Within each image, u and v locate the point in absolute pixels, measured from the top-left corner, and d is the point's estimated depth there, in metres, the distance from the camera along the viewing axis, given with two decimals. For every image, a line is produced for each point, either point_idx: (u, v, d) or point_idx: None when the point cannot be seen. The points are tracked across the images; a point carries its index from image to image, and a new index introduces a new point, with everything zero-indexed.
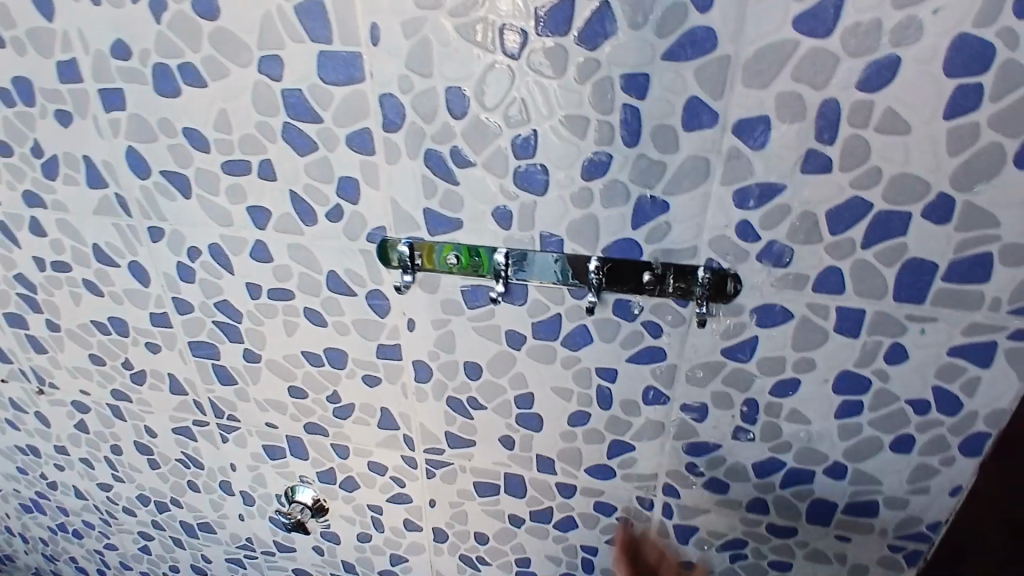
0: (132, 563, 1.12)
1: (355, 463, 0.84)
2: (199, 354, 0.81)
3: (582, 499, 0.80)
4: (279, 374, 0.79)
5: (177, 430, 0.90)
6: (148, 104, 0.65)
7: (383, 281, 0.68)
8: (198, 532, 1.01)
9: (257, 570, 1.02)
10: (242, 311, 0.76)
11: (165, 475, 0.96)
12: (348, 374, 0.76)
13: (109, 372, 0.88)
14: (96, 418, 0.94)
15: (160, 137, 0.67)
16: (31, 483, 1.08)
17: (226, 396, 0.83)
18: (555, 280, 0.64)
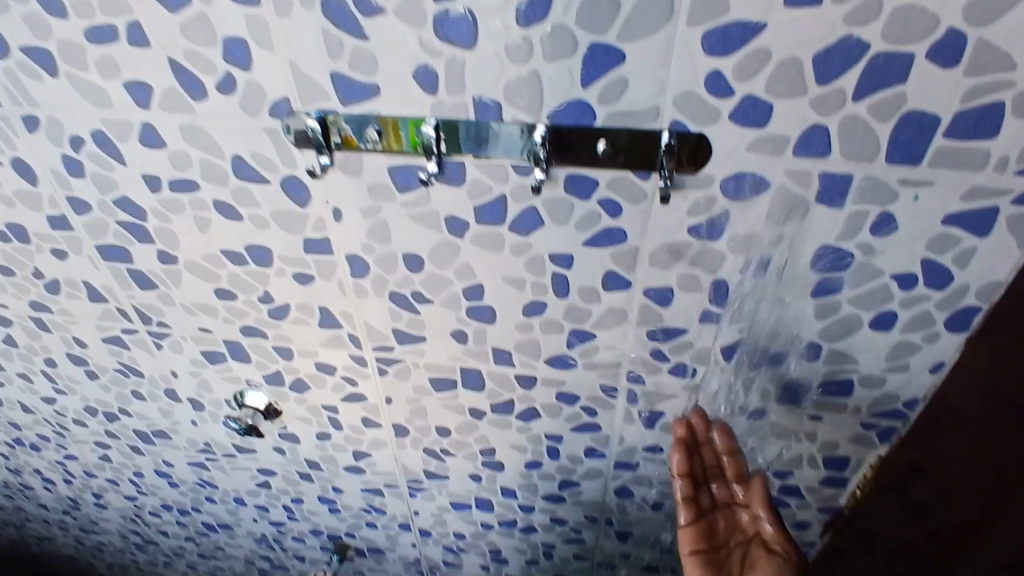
0: (95, 471, 1.10)
1: (302, 365, 0.79)
2: (111, 258, 0.72)
3: (543, 390, 0.76)
4: (202, 275, 0.71)
5: (108, 340, 0.83)
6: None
7: (299, 166, 0.59)
8: (154, 438, 0.98)
9: (222, 471, 1.01)
10: (146, 208, 0.66)
11: (106, 386, 0.90)
12: (278, 273, 0.68)
13: (20, 283, 0.79)
14: (20, 332, 0.86)
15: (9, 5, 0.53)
16: None
17: (151, 302, 0.76)
18: (496, 156, 0.55)
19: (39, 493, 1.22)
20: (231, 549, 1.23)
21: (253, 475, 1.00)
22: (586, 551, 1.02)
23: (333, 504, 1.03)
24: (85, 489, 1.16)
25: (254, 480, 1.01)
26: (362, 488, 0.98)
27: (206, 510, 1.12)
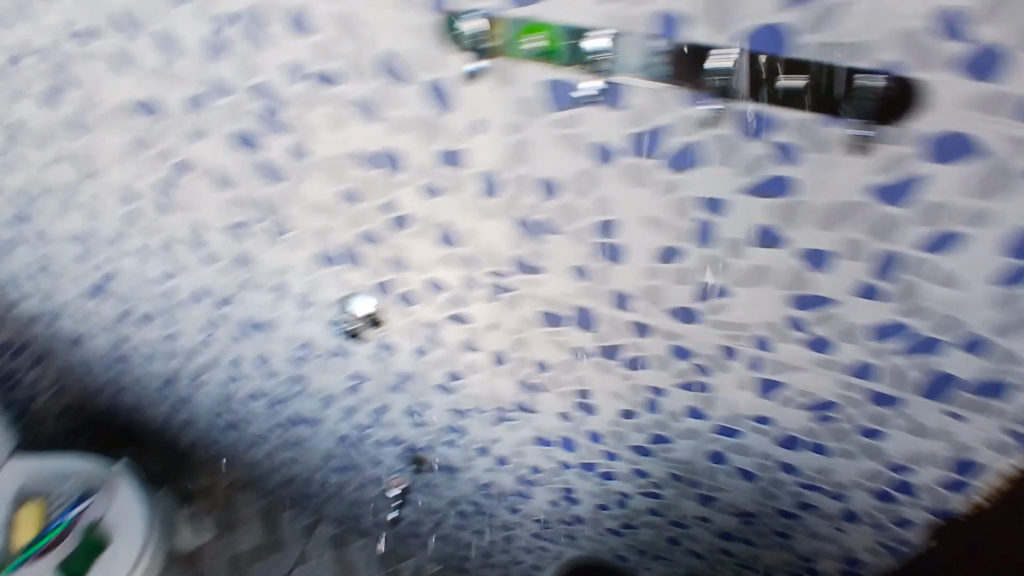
0: (198, 353, 1.15)
1: (413, 279, 0.78)
2: (243, 147, 0.72)
3: (657, 341, 0.72)
4: (330, 174, 0.69)
5: (229, 227, 0.84)
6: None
7: (451, 69, 0.55)
8: (256, 331, 1.00)
9: (316, 371, 1.03)
10: (285, 98, 0.64)
11: (220, 273, 0.92)
12: (406, 181, 0.66)
13: (152, 161, 0.80)
14: (146, 210, 0.88)
15: None
16: (92, 272, 1.07)
17: (276, 196, 0.75)
18: (670, 79, 0.49)
19: (143, 365, 1.30)
20: (311, 444, 1.29)
21: (345, 378, 1.02)
22: (660, 506, 1.00)
23: (416, 419, 1.04)
24: (185, 367, 1.22)
25: (345, 384, 1.03)
26: (448, 408, 0.98)
27: (295, 404, 1.16)
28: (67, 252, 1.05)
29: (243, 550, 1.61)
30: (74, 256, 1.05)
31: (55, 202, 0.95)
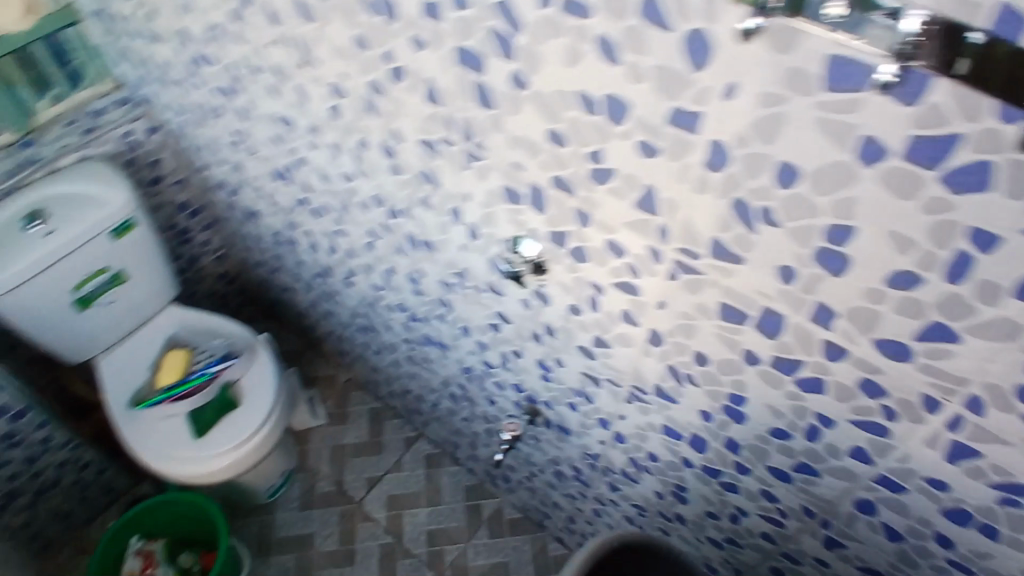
0: (358, 254, 1.20)
1: (593, 237, 0.73)
2: (465, 64, 0.67)
3: (847, 368, 0.65)
4: (544, 112, 0.64)
5: (424, 142, 0.82)
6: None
7: (720, 21, 0.49)
8: (420, 248, 1.01)
9: (463, 299, 1.04)
10: (525, 20, 0.58)
11: (401, 185, 0.93)
12: (624, 135, 0.60)
13: (370, 60, 0.78)
14: (348, 108, 0.88)
15: None
16: (285, 154, 1.11)
17: (481, 121, 0.72)
18: (983, 83, 0.42)
19: (304, 252, 1.38)
20: (436, 366, 1.32)
21: (489, 315, 1.02)
22: (777, 535, 0.94)
23: (547, 374, 1.02)
24: (342, 264, 1.28)
25: (488, 319, 1.03)
26: (582, 372, 0.95)
27: (432, 326, 1.19)
28: (268, 131, 1.10)
29: (347, 442, 1.72)
30: (271, 137, 1.10)
31: (267, 82, 0.98)
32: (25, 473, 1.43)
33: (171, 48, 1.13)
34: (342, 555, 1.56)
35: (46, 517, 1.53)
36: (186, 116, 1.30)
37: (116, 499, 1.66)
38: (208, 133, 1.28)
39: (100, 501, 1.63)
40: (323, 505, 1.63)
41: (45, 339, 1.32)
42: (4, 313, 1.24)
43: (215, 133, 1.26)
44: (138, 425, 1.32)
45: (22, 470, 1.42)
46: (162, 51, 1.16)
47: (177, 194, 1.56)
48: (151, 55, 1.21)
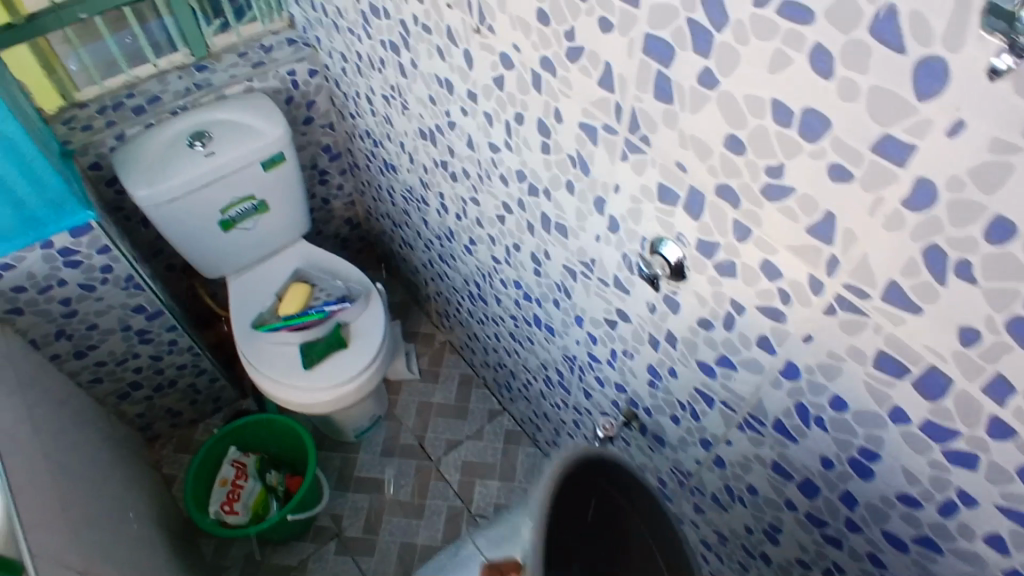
0: (486, 224, 1.21)
1: (746, 254, 0.69)
2: (650, 53, 0.65)
3: (1011, 450, 0.59)
4: (728, 116, 0.61)
5: (584, 126, 0.80)
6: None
7: (962, 52, 0.43)
8: (552, 230, 1.00)
9: (584, 289, 1.02)
10: (732, 17, 0.55)
11: (549, 164, 0.91)
12: (815, 154, 0.56)
13: (548, 37, 0.76)
14: (513, 80, 0.87)
15: None
16: (436, 115, 1.13)
17: (653, 115, 0.69)
18: None
19: (433, 212, 1.41)
20: (538, 348, 1.32)
21: (608, 310, 1.00)
22: None
23: (655, 381, 0.99)
24: (468, 230, 1.30)
25: (605, 314, 1.01)
26: (696, 388, 0.92)
27: (545, 308, 1.18)
28: (424, 90, 1.12)
29: (434, 401, 1.77)
30: (426, 96, 1.12)
31: (435, 42, 0.99)
32: (149, 367, 1.56)
33: None
34: (411, 507, 1.61)
35: (160, 411, 1.68)
36: (347, 64, 1.34)
37: (221, 408, 1.79)
38: (365, 83, 1.32)
39: (207, 407, 1.76)
40: (401, 456, 1.68)
41: (188, 251, 1.43)
42: (160, 220, 1.35)
43: (372, 84, 1.30)
44: (256, 344, 1.41)
45: (148, 365, 1.56)
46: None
47: (324, 136, 1.64)
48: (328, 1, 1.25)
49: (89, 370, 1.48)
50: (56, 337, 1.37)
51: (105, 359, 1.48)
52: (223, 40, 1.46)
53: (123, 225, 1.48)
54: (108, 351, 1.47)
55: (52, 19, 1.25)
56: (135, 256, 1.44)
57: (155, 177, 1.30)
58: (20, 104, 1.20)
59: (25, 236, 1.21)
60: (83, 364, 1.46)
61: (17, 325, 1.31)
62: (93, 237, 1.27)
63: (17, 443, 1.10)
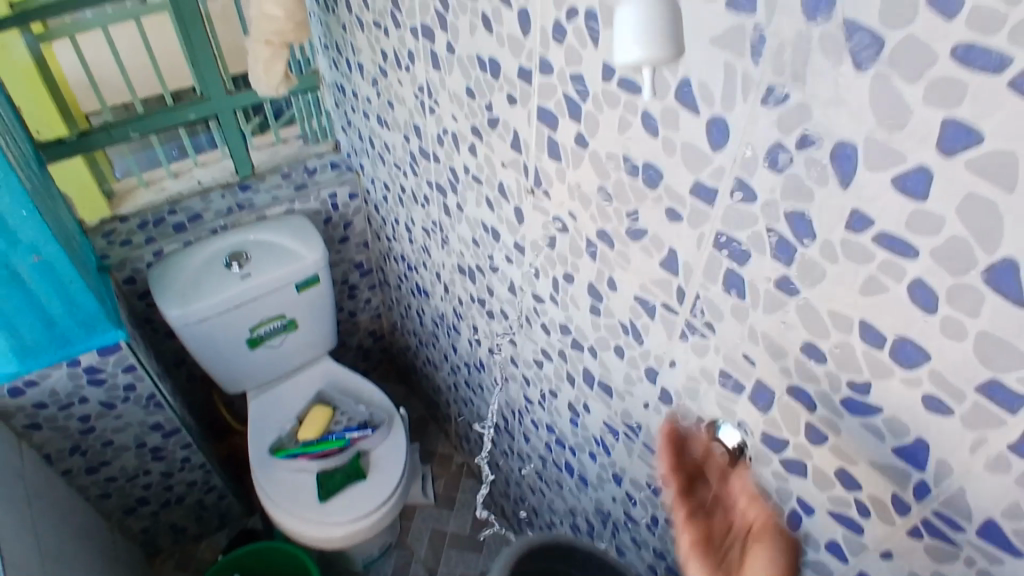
0: (521, 364, 1.17)
1: (820, 456, 0.66)
2: (721, 250, 0.63)
3: None
4: (810, 326, 0.59)
5: (640, 300, 0.78)
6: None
7: None
8: (596, 387, 0.97)
9: (626, 450, 0.97)
10: (819, 236, 0.54)
11: (597, 326, 0.89)
12: (909, 381, 0.54)
13: (609, 214, 0.75)
14: (566, 242, 0.86)
15: None
16: (478, 256, 1.12)
17: (720, 306, 0.67)
18: None
19: (463, 341, 1.38)
20: (567, 494, 1.25)
21: (652, 475, 0.94)
22: None
23: None
24: (500, 365, 1.26)
25: (649, 479, 0.95)
26: None
27: (579, 458, 1.13)
28: (468, 231, 1.12)
29: (447, 530, 1.67)
30: (469, 238, 1.12)
31: (485, 193, 1.00)
32: (159, 483, 1.50)
33: (398, 136, 1.19)
34: None
35: (164, 527, 1.60)
36: (389, 193, 1.36)
37: (226, 524, 1.70)
38: (406, 213, 1.33)
39: (212, 523, 1.68)
40: None
41: (214, 369, 1.41)
42: (189, 339, 1.34)
43: (412, 215, 1.31)
44: (271, 472, 1.35)
45: (158, 482, 1.50)
46: (388, 136, 1.23)
47: (357, 254, 1.65)
48: (376, 136, 1.28)
49: (98, 485, 1.42)
50: (70, 452, 1.33)
51: (116, 474, 1.43)
52: (263, 141, 1.49)
53: (149, 336, 1.46)
54: (119, 467, 1.42)
55: (102, 135, 1.29)
56: (159, 370, 1.41)
57: (188, 298, 1.30)
58: (64, 223, 1.20)
59: (52, 355, 1.19)
60: (93, 480, 1.40)
61: (34, 440, 1.27)
62: (122, 355, 1.26)
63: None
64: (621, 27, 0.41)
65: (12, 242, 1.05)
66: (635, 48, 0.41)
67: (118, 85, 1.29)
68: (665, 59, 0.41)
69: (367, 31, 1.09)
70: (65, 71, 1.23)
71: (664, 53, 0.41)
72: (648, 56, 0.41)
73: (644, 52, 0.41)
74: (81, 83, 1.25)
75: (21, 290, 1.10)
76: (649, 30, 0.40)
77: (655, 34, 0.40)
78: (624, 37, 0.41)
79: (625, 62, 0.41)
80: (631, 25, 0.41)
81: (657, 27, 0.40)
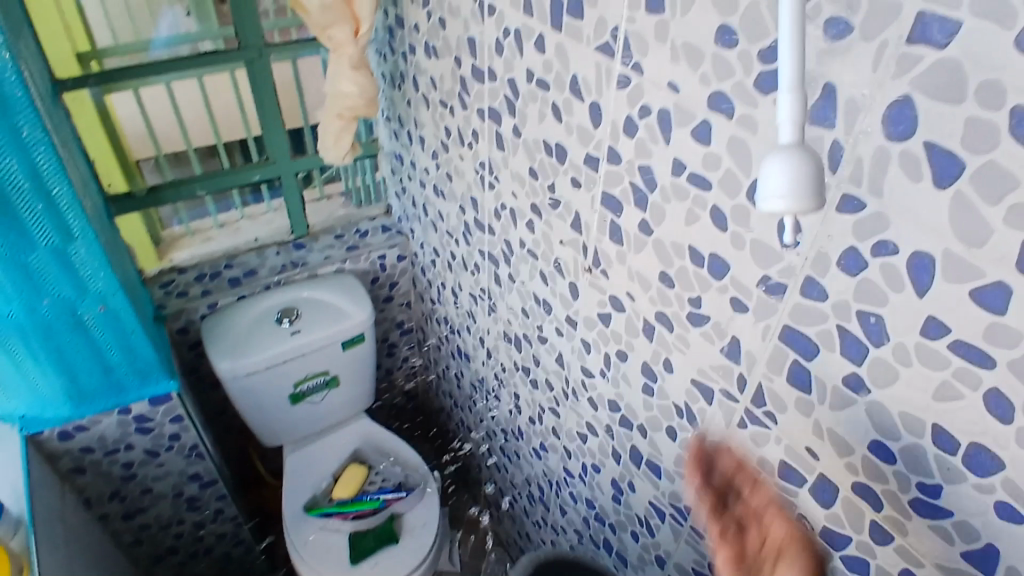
0: (563, 435, 1.17)
1: (884, 556, 0.65)
2: (788, 343, 0.65)
3: None
4: (878, 424, 0.60)
5: (697, 383, 0.79)
6: (1005, 40, 0.41)
7: None
8: (643, 465, 0.96)
9: (672, 533, 0.96)
10: (893, 338, 0.55)
11: (650, 405, 0.89)
12: (981, 487, 0.53)
13: (670, 299, 0.77)
14: (621, 321, 0.88)
15: (988, 117, 0.44)
16: (527, 325, 1.14)
17: (784, 396, 0.68)
18: None
19: (503, 408, 1.39)
20: None
21: (699, 561, 0.92)
22: None
23: None
24: (541, 435, 1.26)
25: (694, 565, 0.93)
26: None
27: (620, 537, 1.11)
28: (518, 301, 1.14)
29: None
30: (519, 308, 1.15)
31: (540, 267, 1.03)
32: (189, 534, 1.50)
33: (454, 206, 1.23)
34: None
35: None
36: (438, 258, 1.40)
37: None
38: (454, 279, 1.37)
39: None
40: None
41: (257, 421, 1.43)
42: (236, 391, 1.37)
43: (460, 281, 1.34)
44: (304, 529, 1.35)
45: (189, 533, 1.50)
46: (443, 205, 1.27)
47: (399, 314, 1.68)
48: (430, 203, 1.33)
49: (131, 531, 1.42)
50: (109, 498, 1.34)
51: (150, 522, 1.43)
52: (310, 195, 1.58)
53: (194, 386, 1.50)
54: (155, 514, 1.43)
55: (169, 192, 1.36)
56: (200, 420, 1.44)
57: (240, 351, 1.34)
58: (129, 272, 1.25)
59: (106, 401, 1.22)
60: (128, 525, 1.41)
61: (76, 483, 1.29)
62: (171, 405, 1.28)
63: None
64: (764, 179, 0.41)
65: (81, 291, 1.09)
66: (777, 200, 0.40)
67: (173, 134, 1.37)
68: (808, 209, 0.40)
69: (432, 108, 1.16)
70: (123, 118, 1.31)
71: (808, 205, 0.40)
72: (791, 207, 0.40)
73: (785, 205, 0.40)
74: (139, 132, 1.33)
75: (85, 336, 1.14)
76: (792, 184, 0.39)
77: (800, 190, 0.39)
78: (766, 188, 0.41)
79: (767, 212, 0.41)
80: (775, 178, 0.40)
81: (801, 182, 0.39)
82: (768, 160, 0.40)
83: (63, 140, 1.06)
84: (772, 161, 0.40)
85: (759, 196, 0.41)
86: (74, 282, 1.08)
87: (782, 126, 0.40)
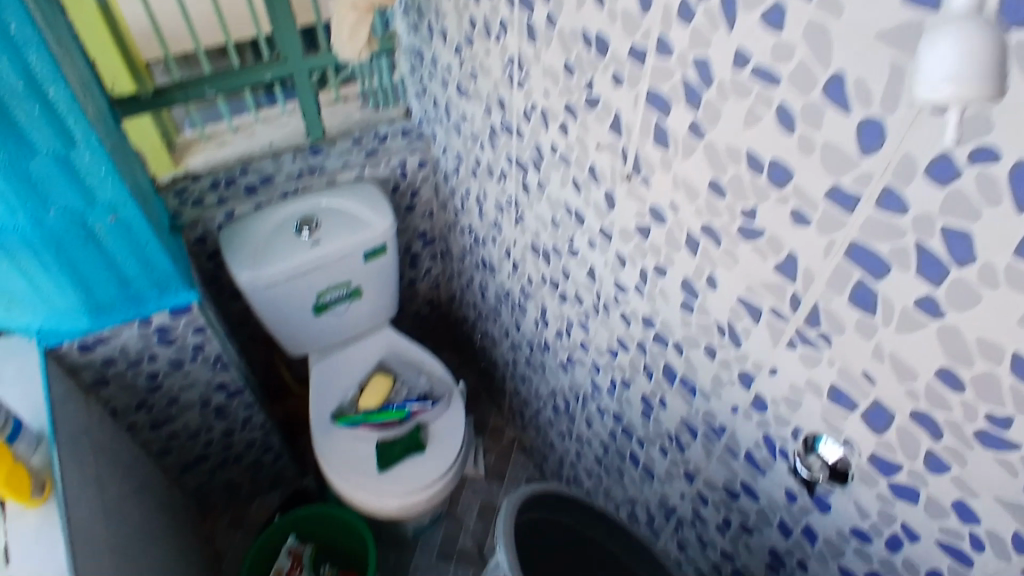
0: (592, 350, 1.14)
1: (937, 485, 0.62)
2: (854, 260, 0.59)
3: None
4: (950, 350, 0.54)
5: (743, 302, 0.74)
6: None
7: None
8: (676, 383, 0.93)
9: (703, 451, 0.94)
10: (980, 259, 0.49)
11: (688, 323, 0.85)
12: None
13: (719, 211, 0.71)
14: (662, 233, 0.82)
15: None
16: (556, 237, 1.09)
17: (843, 318, 0.62)
18: None
19: (529, 320, 1.36)
20: (629, 483, 1.23)
21: (730, 479, 0.91)
22: None
23: (777, 566, 0.89)
24: (568, 349, 1.23)
25: (726, 482, 0.92)
26: None
27: (648, 451, 1.10)
28: (548, 212, 1.08)
29: (497, 504, 1.68)
30: (549, 218, 1.08)
31: (573, 175, 0.95)
32: (219, 442, 1.54)
33: (479, 107, 1.14)
34: None
35: (221, 483, 1.64)
36: (462, 164, 1.33)
37: (280, 484, 1.74)
38: (479, 187, 1.30)
39: (267, 482, 1.71)
40: (459, 562, 1.60)
41: (281, 331, 1.43)
42: (258, 302, 1.35)
43: (486, 189, 1.28)
44: (332, 438, 1.37)
45: (218, 441, 1.53)
46: (467, 107, 1.19)
47: (422, 223, 1.63)
48: (453, 104, 1.24)
49: (160, 441, 1.46)
50: (136, 408, 1.37)
51: (179, 431, 1.46)
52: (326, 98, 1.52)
53: (216, 296, 1.49)
54: (182, 424, 1.45)
55: (178, 93, 1.27)
56: (223, 331, 1.43)
57: (259, 261, 1.31)
58: (139, 180, 1.21)
59: (126, 311, 1.21)
60: (156, 435, 1.44)
61: (102, 395, 1.31)
62: (192, 317, 1.27)
63: (91, 538, 1.04)
64: (926, 65, 0.38)
65: (90, 200, 1.06)
66: (942, 82, 0.37)
67: (181, 34, 1.32)
68: (981, 95, 0.37)
69: None
70: (131, 19, 1.27)
71: (979, 89, 0.37)
72: (959, 92, 0.37)
73: (952, 88, 0.37)
74: (145, 32, 1.30)
75: (98, 247, 1.11)
76: (960, 62, 0.36)
77: (973, 70, 0.36)
78: (929, 70, 0.38)
79: (931, 99, 0.38)
80: (941, 58, 0.37)
81: (973, 64, 0.36)
82: (933, 42, 0.38)
83: (58, 39, 0.99)
84: (937, 41, 0.37)
85: (919, 84, 0.38)
86: (82, 192, 1.04)
87: (956, 7, 0.38)
